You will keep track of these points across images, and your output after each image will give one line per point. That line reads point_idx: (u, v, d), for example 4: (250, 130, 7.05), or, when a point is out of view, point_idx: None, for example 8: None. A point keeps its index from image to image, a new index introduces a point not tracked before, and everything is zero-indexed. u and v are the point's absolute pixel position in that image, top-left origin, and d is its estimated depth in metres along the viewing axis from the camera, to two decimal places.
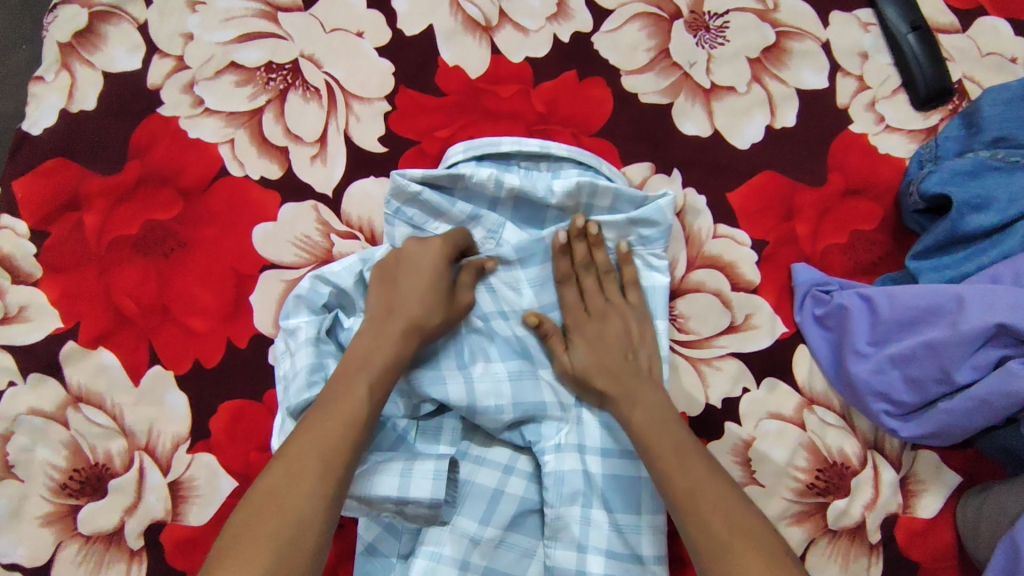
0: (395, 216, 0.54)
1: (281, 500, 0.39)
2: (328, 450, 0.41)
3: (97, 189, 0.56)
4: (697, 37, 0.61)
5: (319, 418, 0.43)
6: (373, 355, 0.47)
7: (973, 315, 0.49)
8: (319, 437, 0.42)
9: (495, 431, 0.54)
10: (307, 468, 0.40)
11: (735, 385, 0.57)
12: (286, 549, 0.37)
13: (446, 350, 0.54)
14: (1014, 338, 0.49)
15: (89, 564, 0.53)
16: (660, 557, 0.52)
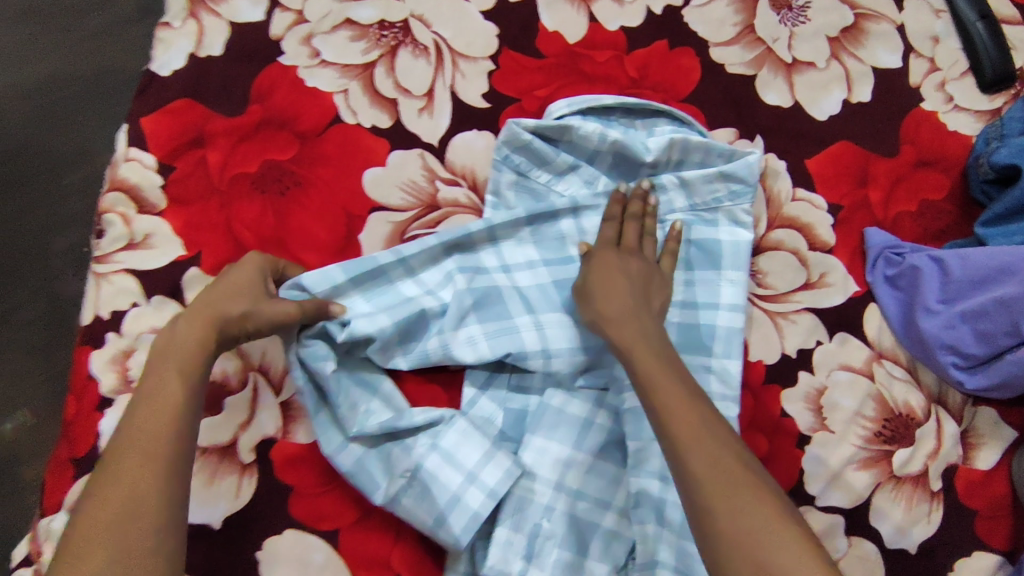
0: (503, 163, 0.59)
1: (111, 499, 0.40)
2: (152, 443, 0.43)
3: (221, 129, 0.60)
4: (780, 15, 0.65)
5: (130, 424, 0.44)
6: (172, 347, 0.48)
7: None
8: (140, 425, 0.43)
9: (575, 376, 0.58)
10: (128, 479, 0.41)
11: (810, 337, 0.61)
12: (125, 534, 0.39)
13: (515, 299, 0.58)
14: None
15: (204, 474, 0.57)
16: None
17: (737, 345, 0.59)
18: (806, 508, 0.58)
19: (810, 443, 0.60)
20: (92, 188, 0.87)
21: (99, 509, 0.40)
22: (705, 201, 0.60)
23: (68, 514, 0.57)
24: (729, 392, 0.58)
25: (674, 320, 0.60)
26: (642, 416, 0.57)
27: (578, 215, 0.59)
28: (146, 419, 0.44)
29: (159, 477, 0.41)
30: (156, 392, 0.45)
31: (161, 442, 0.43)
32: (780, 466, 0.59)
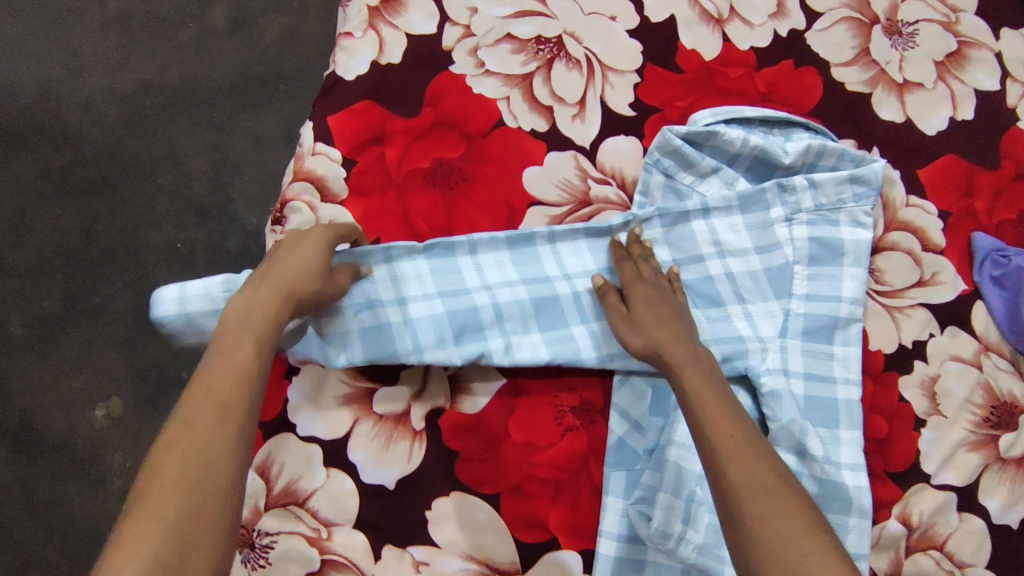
0: (653, 165, 0.65)
1: (182, 438, 0.43)
2: (221, 391, 0.46)
3: (399, 128, 0.67)
4: (891, 40, 0.72)
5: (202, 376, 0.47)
6: (225, 398, 0.46)
7: None
8: (177, 452, 0.42)
9: None
10: (200, 420, 0.44)
11: (923, 330, 0.67)
12: (196, 479, 0.42)
13: None
14: None
15: (381, 438, 0.63)
16: (855, 465, 0.61)
17: (855, 333, 0.64)
18: (923, 485, 0.64)
19: (925, 426, 0.65)
20: (176, 210, 1.19)
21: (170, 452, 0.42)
22: (831, 202, 0.65)
23: (255, 473, 0.62)
24: (853, 377, 0.63)
25: (802, 311, 0.64)
26: (781, 397, 0.62)
27: (709, 217, 0.66)
28: (220, 381, 0.47)
29: (228, 422, 0.45)
30: (199, 432, 0.44)
31: (233, 424, 0.45)
32: (898, 446, 0.65)
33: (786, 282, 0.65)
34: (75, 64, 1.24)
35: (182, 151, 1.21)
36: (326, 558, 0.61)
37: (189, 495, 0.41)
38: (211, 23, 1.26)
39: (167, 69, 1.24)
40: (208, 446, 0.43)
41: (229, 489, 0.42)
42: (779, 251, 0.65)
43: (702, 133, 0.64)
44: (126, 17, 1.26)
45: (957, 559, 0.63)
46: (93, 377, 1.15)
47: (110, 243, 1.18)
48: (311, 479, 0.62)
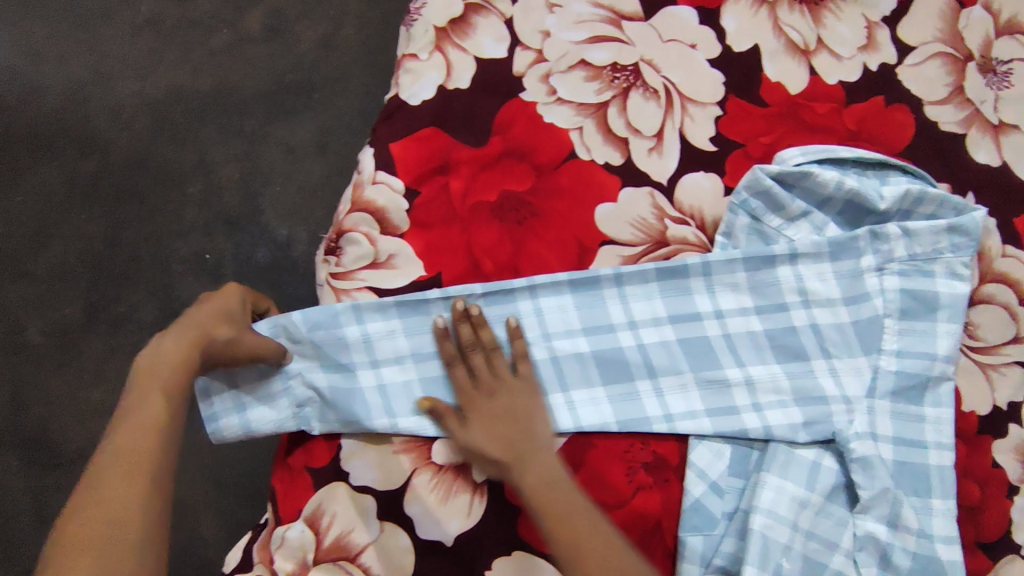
0: (739, 206, 0.61)
1: (92, 509, 0.45)
2: (134, 456, 0.48)
3: (465, 157, 0.63)
4: (987, 78, 0.68)
5: (115, 442, 0.48)
6: (132, 456, 0.48)
7: None
8: (95, 512, 0.45)
9: (797, 438, 0.58)
10: (112, 485, 0.46)
11: (1018, 391, 0.62)
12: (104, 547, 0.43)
13: (726, 349, 0.61)
14: None
15: (440, 491, 0.59)
16: (948, 537, 0.57)
17: (946, 393, 0.60)
18: (1013, 556, 0.60)
19: (1018, 494, 0.61)
20: (202, 221, 1.15)
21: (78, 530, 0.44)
22: (926, 252, 0.61)
23: (304, 524, 0.58)
24: (945, 442, 0.59)
25: (893, 368, 0.60)
26: (872, 464, 0.57)
27: (796, 263, 0.61)
28: (129, 444, 0.48)
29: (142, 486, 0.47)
30: (109, 494, 0.46)
31: (151, 487, 0.47)
32: (988, 513, 0.61)
33: (875, 338, 0.61)
34: (104, 67, 1.19)
35: (212, 161, 1.17)
36: None
37: (105, 559, 0.43)
38: (245, 28, 1.21)
39: (199, 74, 1.20)
40: (125, 501, 0.45)
41: (143, 539, 0.45)
42: (869, 303, 0.61)
43: (794, 173, 0.60)
44: (158, 19, 1.21)
45: None
46: (112, 393, 1.11)
47: (136, 254, 1.14)
48: (363, 532, 0.58)
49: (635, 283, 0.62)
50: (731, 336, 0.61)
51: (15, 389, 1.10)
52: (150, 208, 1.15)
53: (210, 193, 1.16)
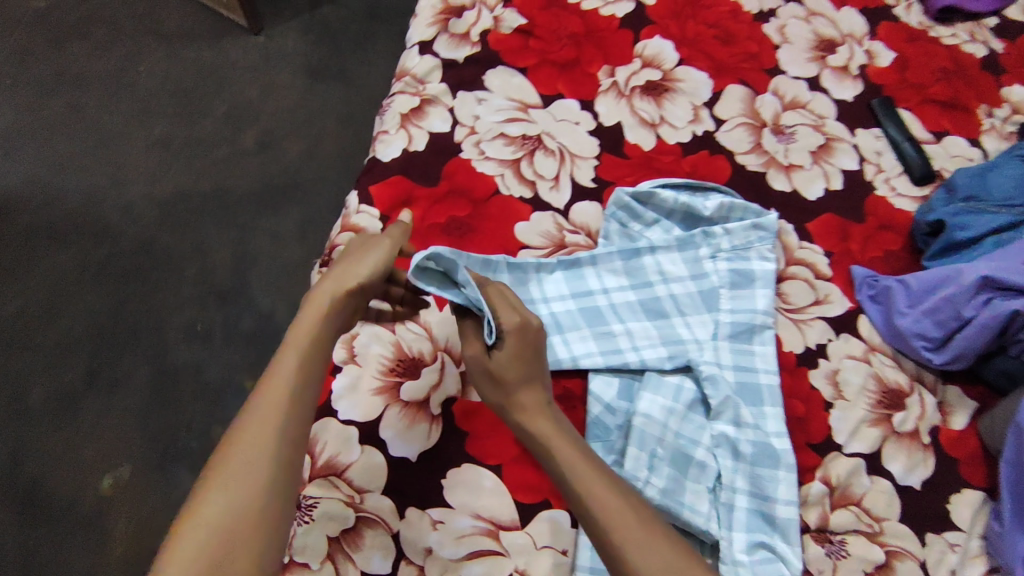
0: (611, 217, 0.89)
1: (249, 423, 0.59)
2: (278, 390, 0.61)
3: (422, 194, 0.90)
4: (778, 136, 0.99)
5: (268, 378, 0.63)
6: (265, 413, 0.60)
7: (970, 273, 0.80)
8: (249, 431, 0.59)
9: (663, 368, 0.81)
10: (267, 413, 0.60)
11: (823, 336, 0.87)
12: (252, 451, 0.58)
13: (611, 312, 0.86)
14: (995, 287, 0.79)
15: (406, 420, 0.79)
16: (780, 432, 0.79)
17: (770, 337, 0.85)
18: (836, 452, 0.81)
19: (833, 407, 0.83)
20: (196, 295, 1.40)
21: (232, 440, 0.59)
22: (743, 243, 0.88)
23: None
24: (771, 367, 0.83)
25: (729, 320, 0.85)
26: (717, 380, 0.80)
27: (655, 254, 0.88)
28: (275, 377, 0.63)
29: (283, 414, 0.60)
30: (255, 421, 0.60)
31: (285, 408, 0.61)
32: (814, 422, 0.82)
33: (714, 301, 0.86)
34: (120, 177, 1.48)
35: (209, 248, 1.44)
36: (360, 516, 0.75)
37: (253, 462, 0.57)
38: (241, 144, 1.54)
39: (201, 181, 1.50)
40: (257, 451, 0.58)
41: (279, 481, 0.58)
42: (708, 278, 0.87)
43: (644, 191, 0.88)
44: (168, 140, 1.53)
45: (872, 514, 0.79)
46: (107, 445, 1.26)
47: (139, 323, 1.36)
48: (348, 455, 0.78)
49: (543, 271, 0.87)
50: (614, 304, 0.86)
51: (14, 448, 1.25)
52: (152, 287, 1.39)
53: (203, 272, 1.42)
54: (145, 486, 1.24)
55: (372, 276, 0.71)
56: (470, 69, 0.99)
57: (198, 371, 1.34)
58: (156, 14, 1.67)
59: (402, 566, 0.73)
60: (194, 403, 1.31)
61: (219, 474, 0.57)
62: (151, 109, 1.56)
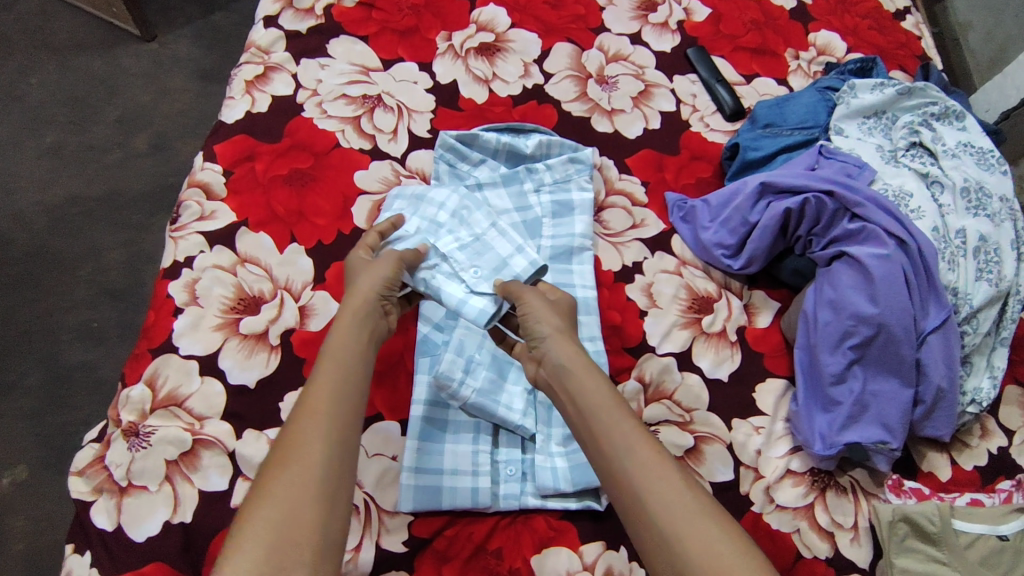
0: (440, 159, 0.97)
1: (314, 397, 0.60)
2: (346, 369, 0.63)
3: (264, 150, 0.97)
4: (602, 85, 1.08)
5: (327, 356, 0.64)
6: (316, 404, 0.59)
7: (753, 183, 0.92)
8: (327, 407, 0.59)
9: None
10: (344, 392, 0.61)
11: (640, 253, 0.95)
12: (324, 422, 0.58)
13: None
14: (774, 192, 0.91)
15: (245, 350, 0.84)
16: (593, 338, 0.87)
17: (588, 257, 0.93)
18: (649, 352, 0.88)
19: (648, 314, 0.91)
20: (90, 294, 1.42)
21: (302, 413, 0.59)
22: (563, 177, 0.97)
23: (143, 384, 0.82)
24: (588, 283, 0.91)
25: (549, 245, 0.93)
26: None
27: (483, 190, 0.95)
28: (339, 353, 0.64)
29: (341, 391, 0.61)
30: (314, 395, 0.60)
31: (343, 389, 0.61)
32: (630, 328, 0.90)
33: (537, 229, 0.94)
34: (12, 186, 1.51)
35: (101, 249, 1.47)
36: (197, 439, 0.79)
37: (315, 436, 0.57)
38: (133, 147, 1.58)
39: (93, 185, 1.53)
40: (318, 429, 0.58)
41: (333, 467, 0.57)
42: (532, 210, 0.95)
43: (468, 135, 0.96)
44: (59, 147, 1.56)
45: (683, 404, 0.86)
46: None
47: (31, 327, 1.38)
48: (189, 386, 0.82)
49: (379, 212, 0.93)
50: None
51: None
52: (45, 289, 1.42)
53: (96, 271, 1.45)
54: (40, 485, 1.25)
55: (379, 288, 0.72)
56: (313, 38, 1.07)
57: (92, 369, 1.35)
58: (46, 29, 1.71)
59: (240, 482, 0.78)
60: (89, 401, 1.33)
61: (289, 450, 0.56)
62: (42, 119, 1.59)
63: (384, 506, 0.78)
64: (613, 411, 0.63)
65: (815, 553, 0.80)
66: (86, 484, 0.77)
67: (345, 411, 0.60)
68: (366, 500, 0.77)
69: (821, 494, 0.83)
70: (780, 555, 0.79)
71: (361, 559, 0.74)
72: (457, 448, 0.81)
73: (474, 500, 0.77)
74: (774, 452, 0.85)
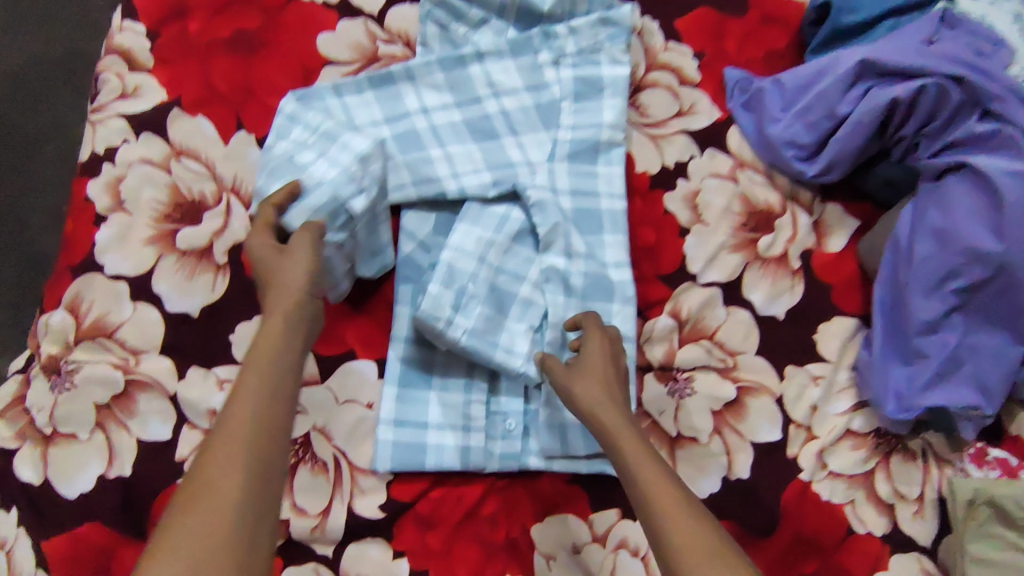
0: (427, 18, 0.74)
1: (229, 419, 0.44)
2: (272, 376, 0.47)
3: (198, 4, 0.75)
4: None
5: (252, 360, 0.48)
6: (235, 424, 0.44)
7: (848, 59, 0.69)
8: (239, 430, 0.44)
9: (486, 195, 0.69)
10: (268, 406, 0.45)
11: (685, 152, 0.74)
12: (238, 452, 0.43)
13: (429, 134, 0.71)
14: (876, 73, 0.68)
15: (184, 270, 0.68)
16: (618, 262, 0.69)
17: (617, 155, 0.72)
18: (689, 282, 0.71)
19: (689, 233, 0.72)
20: None
21: (216, 438, 0.44)
22: (590, 45, 0.74)
23: (65, 310, 0.67)
24: (614, 192, 0.71)
25: (568, 138, 0.71)
26: (544, 205, 0.68)
27: (484, 61, 0.73)
28: (263, 356, 0.48)
29: (268, 404, 0.46)
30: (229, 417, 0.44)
31: (268, 407, 0.45)
32: (666, 250, 0.72)
33: (553, 116, 0.72)
34: None
35: None
36: (130, 379, 0.65)
37: (222, 469, 0.42)
38: None
39: None
40: (225, 462, 0.42)
41: (255, 514, 0.41)
42: (548, 90, 0.73)
43: None
44: None
45: (725, 348, 0.70)
46: None
47: None
48: (119, 313, 0.67)
49: (350, 92, 0.72)
50: (434, 125, 0.72)
51: None
52: None
53: None
54: None
55: (307, 280, 0.55)
56: None
57: None
58: None
59: (185, 431, 0.65)
60: None
61: (194, 492, 0.41)
62: None
63: (357, 463, 0.65)
64: (630, 444, 0.52)
65: (868, 528, 0.66)
66: (7, 429, 0.64)
67: (268, 437, 0.44)
68: (336, 456, 0.64)
69: (884, 460, 0.68)
70: (828, 529, 0.66)
71: (328, 525, 0.63)
72: (445, 398, 0.67)
73: (463, 461, 0.65)
74: (833, 409, 0.69)
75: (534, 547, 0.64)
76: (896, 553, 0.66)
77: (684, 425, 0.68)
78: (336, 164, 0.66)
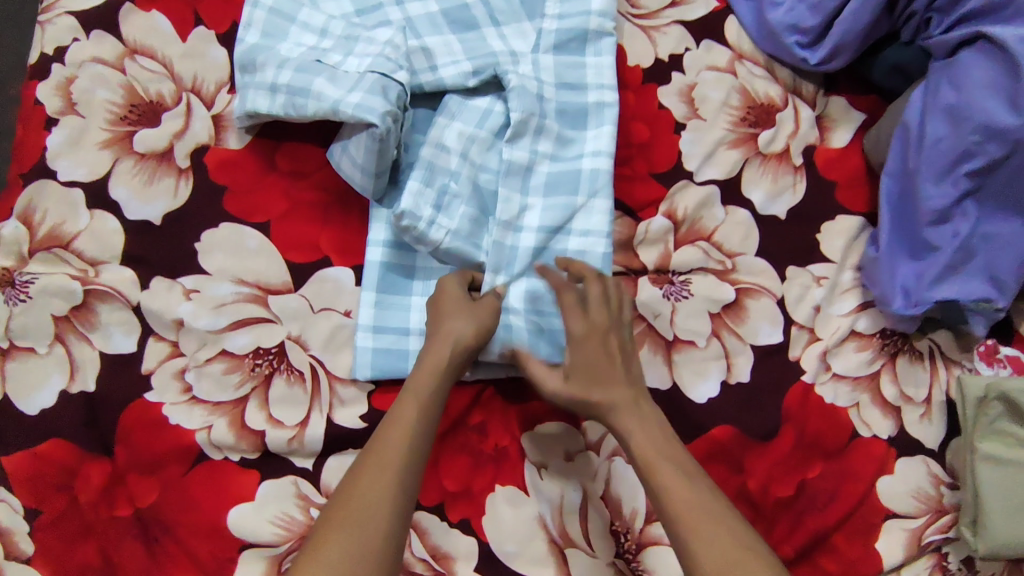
0: None
1: (382, 458, 0.50)
2: (417, 428, 0.52)
3: None
4: None
5: (401, 403, 0.53)
6: (387, 457, 0.50)
7: None
8: (386, 469, 0.49)
9: (466, 85, 0.64)
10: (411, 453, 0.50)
11: (679, 44, 0.69)
12: (386, 489, 0.48)
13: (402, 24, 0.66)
14: None
15: (143, 176, 0.63)
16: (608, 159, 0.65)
17: (607, 45, 0.67)
18: (685, 181, 0.67)
19: (685, 129, 0.68)
20: None
21: (365, 467, 0.49)
22: None
23: (16, 220, 0.62)
24: (604, 83, 0.66)
25: (554, 29, 0.66)
26: (527, 95, 0.63)
27: None
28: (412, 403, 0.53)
29: (410, 448, 0.51)
30: (381, 453, 0.50)
31: (411, 452, 0.50)
32: (660, 148, 0.67)
33: (537, 6, 0.67)
34: None
35: None
36: (90, 290, 0.61)
37: (370, 501, 0.48)
38: None
39: None
40: (372, 496, 0.48)
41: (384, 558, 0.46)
42: None
43: None
44: None
45: (724, 249, 0.66)
46: None
47: None
48: (75, 223, 0.62)
49: None
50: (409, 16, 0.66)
51: None
52: None
53: None
54: None
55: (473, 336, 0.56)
56: None
57: None
58: None
59: (152, 343, 0.61)
60: None
61: (341, 512, 0.47)
62: None
63: (335, 372, 0.61)
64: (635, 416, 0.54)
65: (873, 432, 0.63)
66: None
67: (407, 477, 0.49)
68: (312, 365, 0.61)
69: (890, 361, 0.65)
70: (830, 433, 0.63)
71: (306, 436, 0.60)
72: (426, 304, 0.63)
73: None
74: (837, 310, 0.66)
75: (525, 456, 0.61)
76: (902, 456, 0.63)
77: (680, 329, 0.64)
78: (367, 56, 0.61)
